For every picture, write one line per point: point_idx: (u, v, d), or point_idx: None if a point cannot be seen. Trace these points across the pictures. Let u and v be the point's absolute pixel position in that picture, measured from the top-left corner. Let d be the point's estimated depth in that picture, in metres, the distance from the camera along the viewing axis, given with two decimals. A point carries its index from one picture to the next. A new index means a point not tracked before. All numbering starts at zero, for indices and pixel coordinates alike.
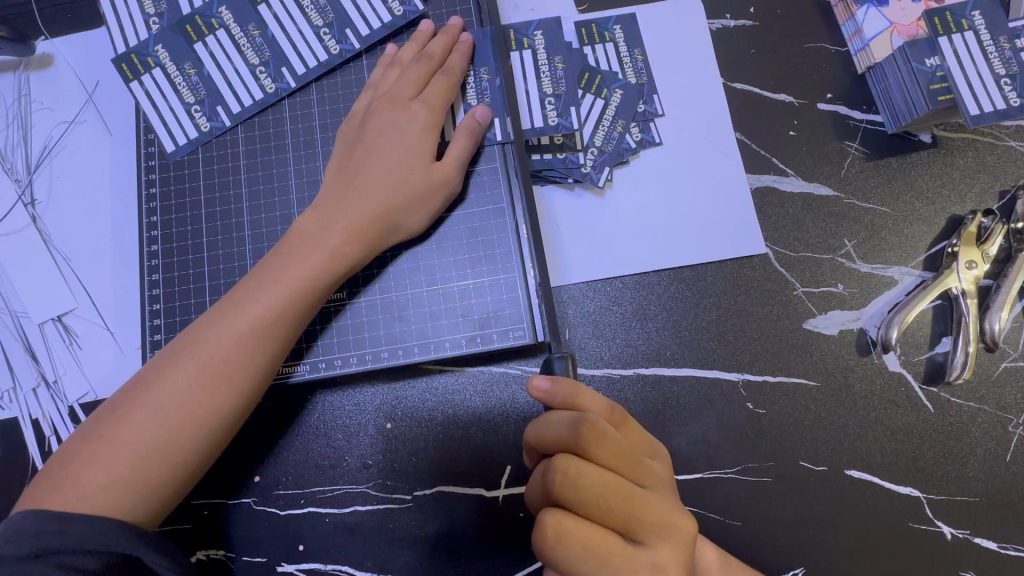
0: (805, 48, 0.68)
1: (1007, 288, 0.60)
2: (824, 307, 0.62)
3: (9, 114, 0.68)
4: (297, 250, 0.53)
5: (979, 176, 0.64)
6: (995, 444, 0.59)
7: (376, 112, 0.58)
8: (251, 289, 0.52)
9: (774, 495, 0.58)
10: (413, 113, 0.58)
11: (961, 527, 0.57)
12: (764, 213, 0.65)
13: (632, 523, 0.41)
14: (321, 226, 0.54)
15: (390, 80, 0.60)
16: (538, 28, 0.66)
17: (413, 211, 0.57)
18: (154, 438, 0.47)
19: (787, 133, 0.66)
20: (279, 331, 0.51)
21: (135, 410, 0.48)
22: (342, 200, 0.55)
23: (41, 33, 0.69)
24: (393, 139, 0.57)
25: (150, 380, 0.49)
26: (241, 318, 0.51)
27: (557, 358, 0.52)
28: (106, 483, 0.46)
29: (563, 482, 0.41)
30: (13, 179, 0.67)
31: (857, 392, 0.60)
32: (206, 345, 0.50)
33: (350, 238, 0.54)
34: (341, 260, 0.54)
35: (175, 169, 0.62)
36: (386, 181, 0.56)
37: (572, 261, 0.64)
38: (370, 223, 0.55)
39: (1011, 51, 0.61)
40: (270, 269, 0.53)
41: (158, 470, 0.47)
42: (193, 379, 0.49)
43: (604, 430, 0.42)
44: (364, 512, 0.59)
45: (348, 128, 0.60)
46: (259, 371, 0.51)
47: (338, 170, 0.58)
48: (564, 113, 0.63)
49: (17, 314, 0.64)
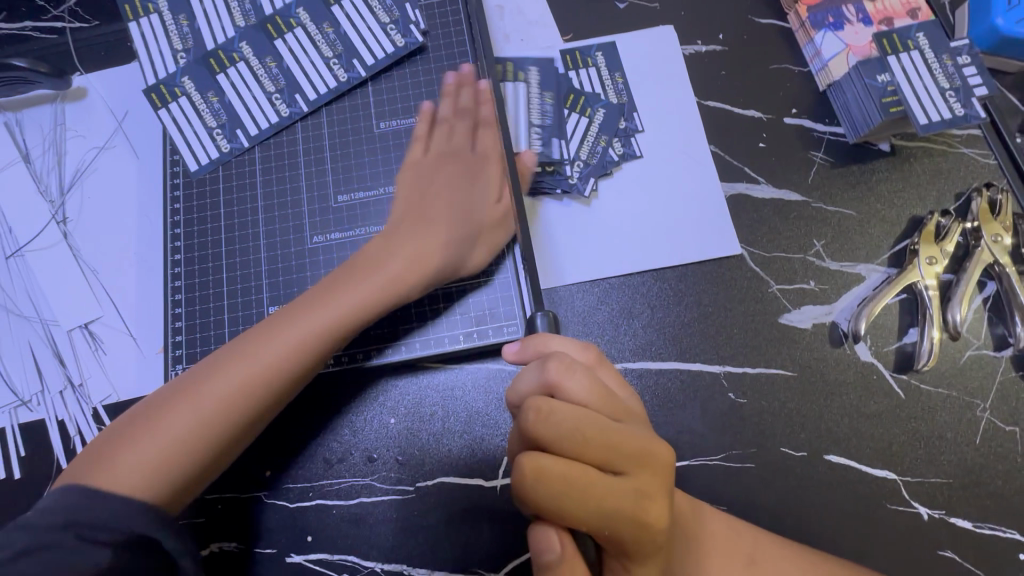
0: (771, 69, 0.75)
1: (966, 281, 0.64)
2: (797, 302, 0.67)
3: (46, 141, 0.75)
4: (358, 272, 0.59)
5: (936, 180, 0.70)
6: (965, 428, 0.62)
7: (444, 165, 0.65)
8: (304, 306, 0.57)
9: (759, 480, 0.62)
10: (485, 161, 0.65)
11: (936, 507, 0.60)
12: (740, 217, 0.70)
13: (611, 456, 0.42)
14: (376, 257, 0.59)
15: (443, 138, 0.67)
16: (533, 66, 0.74)
17: (473, 250, 0.63)
18: (192, 434, 0.51)
19: (757, 145, 0.72)
20: (314, 351, 0.55)
21: (182, 406, 0.52)
22: (409, 229, 0.61)
23: (77, 68, 0.77)
24: (464, 181, 0.64)
25: (202, 379, 0.53)
26: (283, 336, 0.54)
27: (540, 316, 0.56)
28: (139, 467, 0.49)
29: (537, 421, 0.42)
30: (47, 200, 0.73)
31: (832, 381, 0.64)
32: (250, 357, 0.54)
33: (409, 268, 0.59)
34: (396, 285, 0.58)
35: (198, 186, 0.68)
36: (445, 225, 0.62)
37: (562, 265, 0.69)
38: (430, 256, 0.60)
39: (954, 67, 0.67)
40: (329, 287, 0.58)
41: (188, 465, 0.51)
42: (240, 383, 0.53)
43: (573, 365, 0.44)
44: (370, 503, 0.63)
45: (414, 173, 0.66)
46: (296, 380, 0.55)
47: (407, 210, 0.63)
48: (547, 143, 0.71)
49: (47, 322, 0.69)
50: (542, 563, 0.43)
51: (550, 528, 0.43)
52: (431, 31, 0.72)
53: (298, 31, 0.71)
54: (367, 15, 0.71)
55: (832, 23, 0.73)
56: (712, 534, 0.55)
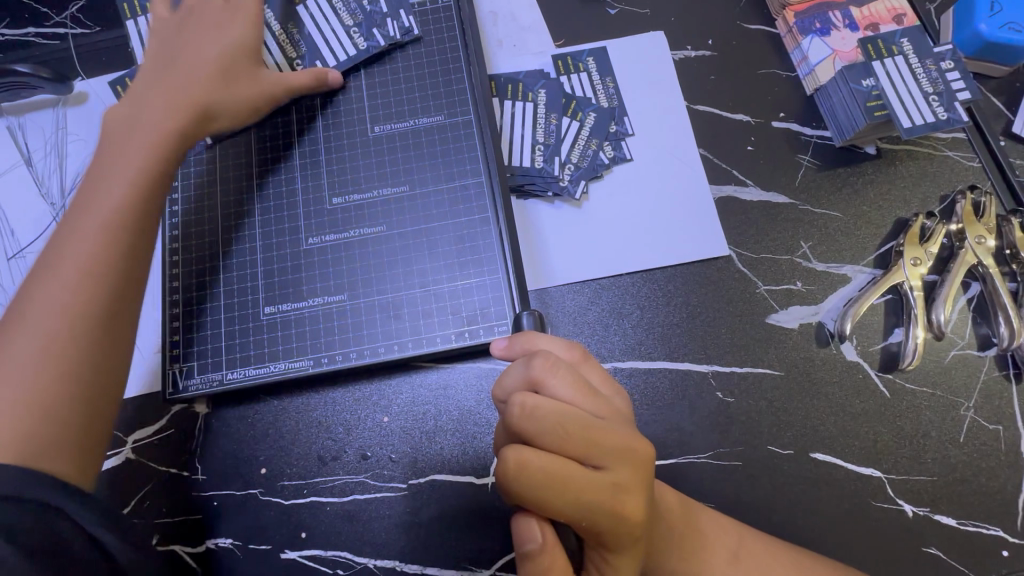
0: (759, 74, 0.77)
1: (950, 282, 0.66)
2: (785, 303, 0.68)
3: (47, 144, 0.76)
4: (105, 159, 0.58)
5: (922, 184, 0.71)
6: (950, 427, 0.63)
7: (186, 35, 0.66)
8: (81, 199, 0.56)
9: (746, 478, 0.63)
10: (218, 23, 0.67)
11: (920, 505, 0.61)
12: (728, 219, 0.71)
13: (592, 451, 0.43)
14: (145, 120, 0.60)
15: (197, 20, 0.67)
16: (542, 86, 0.75)
17: (226, 98, 0.65)
18: (45, 346, 0.49)
19: (746, 149, 0.74)
20: (133, 223, 0.56)
21: (18, 334, 0.50)
22: (151, 96, 0.62)
23: (78, 73, 0.78)
24: (211, 32, 0.66)
25: (25, 307, 0.51)
26: (82, 222, 0.54)
27: (526, 315, 0.60)
28: (5, 405, 0.47)
29: (521, 415, 0.43)
30: (49, 202, 0.74)
31: (818, 380, 0.65)
32: (66, 256, 0.53)
33: (171, 114, 0.61)
34: (170, 133, 0.60)
35: (196, 188, 0.69)
36: (207, 77, 0.64)
37: (553, 266, 0.70)
38: (179, 115, 0.61)
39: (938, 72, 0.68)
40: (95, 173, 0.57)
41: (54, 378, 0.49)
42: (58, 286, 0.51)
43: (557, 363, 0.45)
44: (363, 500, 0.64)
45: (155, 50, 0.66)
46: (131, 256, 0.55)
47: (149, 86, 0.63)
48: (550, 159, 0.72)
49: None
50: (524, 553, 0.44)
51: (533, 520, 0.44)
52: (425, 37, 0.73)
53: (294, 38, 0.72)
54: (360, 22, 0.73)
55: (819, 29, 0.74)
56: (699, 530, 0.56)
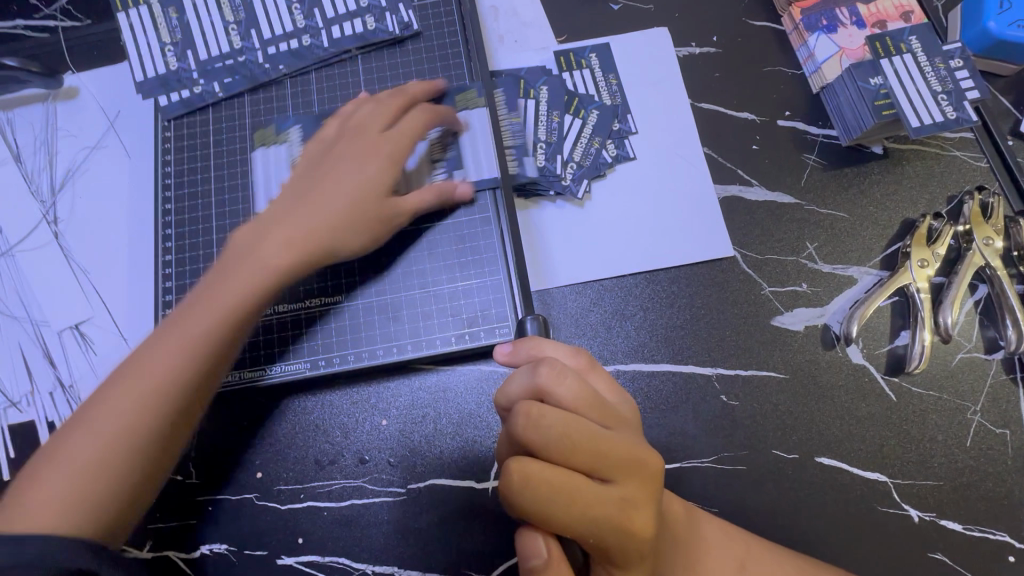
0: (765, 71, 0.75)
1: (958, 285, 0.65)
2: (790, 305, 0.67)
3: (37, 141, 0.74)
4: (233, 263, 0.57)
5: (929, 184, 0.70)
6: (956, 431, 0.62)
7: (342, 142, 0.63)
8: (193, 309, 0.55)
9: (749, 483, 0.62)
10: (378, 144, 0.62)
11: (926, 510, 0.60)
12: (732, 219, 0.70)
13: (600, 464, 0.41)
14: (264, 246, 0.58)
15: (362, 114, 0.65)
16: (545, 83, 0.74)
17: (354, 232, 0.60)
18: (100, 455, 0.49)
19: (751, 147, 0.72)
20: (215, 344, 0.54)
21: (78, 431, 0.50)
22: (297, 209, 0.60)
23: (69, 68, 0.76)
24: (352, 161, 0.62)
25: (94, 401, 0.51)
26: (185, 330, 0.54)
27: (529, 320, 0.59)
28: (48, 501, 0.47)
29: (526, 425, 0.42)
30: (38, 200, 0.72)
31: (824, 383, 0.64)
32: (144, 365, 0.52)
33: (290, 250, 0.58)
34: (280, 268, 0.57)
35: (189, 187, 0.68)
36: (335, 209, 0.59)
37: (555, 267, 0.69)
38: (307, 238, 0.58)
39: (946, 70, 0.67)
40: (216, 284, 0.56)
41: (101, 482, 0.49)
42: (129, 400, 0.51)
43: (564, 371, 0.44)
44: (361, 505, 0.62)
45: (310, 158, 0.64)
46: (201, 383, 0.54)
47: (299, 192, 0.61)
48: (552, 159, 0.71)
49: (37, 323, 0.69)
50: (528, 568, 0.42)
51: (538, 534, 0.43)
52: (425, 32, 0.72)
53: (291, 33, 0.71)
54: (359, 17, 0.71)
55: (826, 26, 0.73)
56: (703, 536, 0.56)
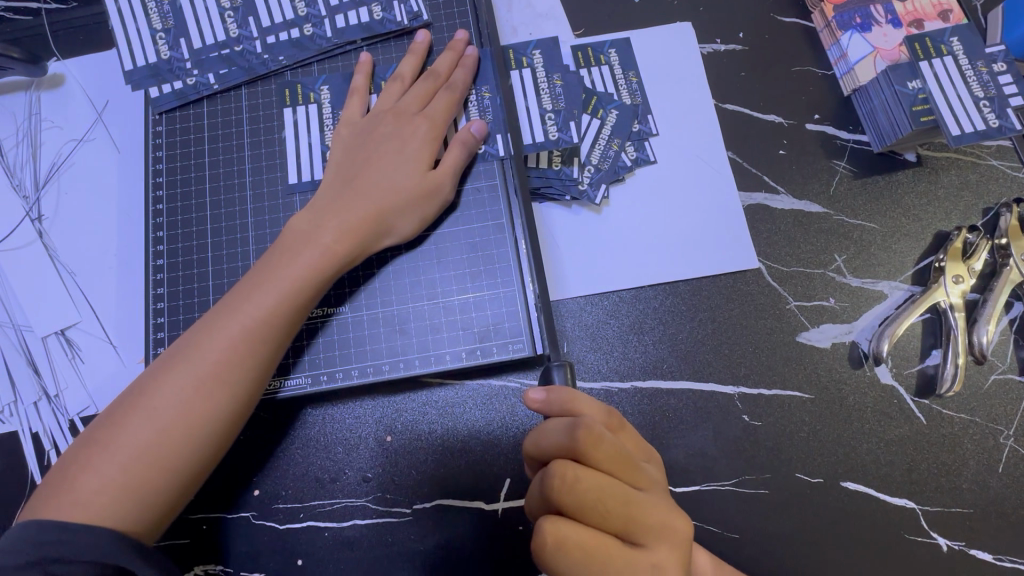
0: (793, 71, 0.71)
1: (993, 302, 0.62)
2: (816, 320, 0.64)
3: (19, 132, 0.70)
4: (291, 247, 0.54)
5: (964, 194, 0.67)
6: (987, 456, 0.60)
7: (379, 123, 0.60)
8: (249, 293, 0.52)
9: (773, 508, 0.59)
10: (415, 127, 0.60)
11: (956, 539, 0.58)
12: (757, 228, 0.66)
13: (631, 527, 0.43)
14: (321, 228, 0.55)
15: (395, 94, 0.62)
16: (537, 48, 0.68)
17: (408, 215, 0.58)
18: (151, 444, 0.47)
19: (777, 152, 0.69)
20: (271, 334, 0.52)
21: (131, 417, 0.48)
22: (343, 197, 0.57)
23: (53, 54, 0.71)
24: (394, 146, 0.59)
25: (147, 385, 0.49)
26: (241, 318, 0.51)
27: (556, 368, 0.53)
28: (100, 489, 0.45)
29: (560, 488, 0.42)
30: (21, 196, 0.68)
31: (851, 404, 0.61)
32: (199, 350, 0.50)
33: (344, 237, 0.55)
34: (336, 257, 0.55)
35: (183, 186, 0.64)
36: (382, 191, 0.57)
37: (570, 276, 0.65)
38: (363, 224, 0.56)
39: (989, 75, 0.64)
40: (273, 268, 0.54)
41: (153, 474, 0.47)
42: (186, 385, 0.49)
43: (600, 434, 0.44)
44: (364, 526, 0.59)
45: (347, 143, 0.61)
46: (258, 372, 0.51)
47: (339, 176, 0.59)
48: (564, 128, 0.64)
49: (20, 327, 0.65)
50: None
51: None
52: (434, 22, 0.67)
53: (291, 21, 0.66)
54: (364, 5, 0.66)
55: (859, 24, 0.69)
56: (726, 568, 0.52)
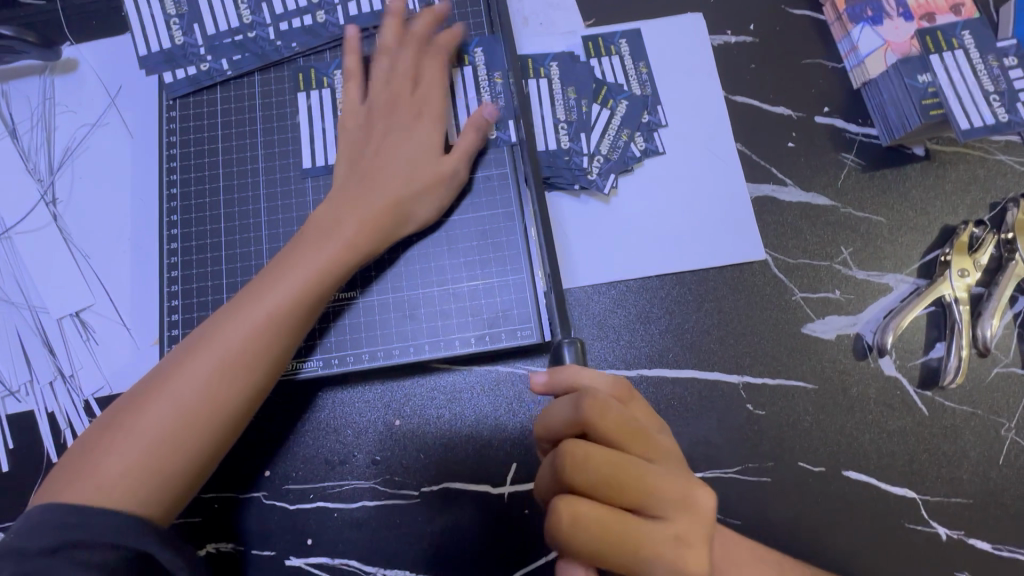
0: (803, 64, 0.71)
1: (998, 296, 0.62)
2: (822, 312, 0.64)
3: (34, 116, 0.71)
4: (311, 237, 0.55)
5: (971, 188, 0.67)
6: (988, 448, 0.60)
7: (382, 111, 0.61)
8: (268, 281, 0.53)
9: (775, 496, 0.60)
10: (423, 113, 0.61)
11: (955, 528, 0.59)
12: (764, 220, 0.67)
13: (645, 501, 0.43)
14: (340, 218, 0.56)
15: (386, 78, 0.62)
16: (554, 60, 0.70)
17: (425, 202, 0.59)
18: (172, 429, 0.48)
19: (786, 145, 0.69)
20: (291, 323, 0.53)
21: (153, 402, 0.49)
22: (359, 187, 0.57)
23: (67, 39, 0.72)
24: (403, 132, 0.60)
25: (167, 370, 0.50)
26: (262, 306, 0.52)
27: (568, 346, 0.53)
28: (122, 473, 0.46)
29: (571, 467, 0.43)
30: (36, 179, 0.69)
31: (853, 395, 0.62)
32: (220, 338, 0.51)
33: (364, 229, 0.56)
34: (355, 248, 0.55)
35: (196, 171, 0.65)
36: (398, 176, 0.58)
37: (578, 265, 0.66)
38: (381, 214, 0.56)
39: (1000, 69, 0.64)
40: (292, 257, 0.54)
41: (173, 459, 0.48)
42: (207, 371, 0.49)
43: (605, 403, 0.45)
44: (372, 507, 0.60)
45: (353, 131, 0.61)
46: (278, 361, 0.52)
47: (350, 164, 0.59)
48: (575, 138, 0.67)
49: (36, 309, 0.66)
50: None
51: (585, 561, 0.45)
52: (447, 10, 0.68)
53: (304, 8, 0.66)
54: None
55: (871, 17, 0.69)
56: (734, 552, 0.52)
